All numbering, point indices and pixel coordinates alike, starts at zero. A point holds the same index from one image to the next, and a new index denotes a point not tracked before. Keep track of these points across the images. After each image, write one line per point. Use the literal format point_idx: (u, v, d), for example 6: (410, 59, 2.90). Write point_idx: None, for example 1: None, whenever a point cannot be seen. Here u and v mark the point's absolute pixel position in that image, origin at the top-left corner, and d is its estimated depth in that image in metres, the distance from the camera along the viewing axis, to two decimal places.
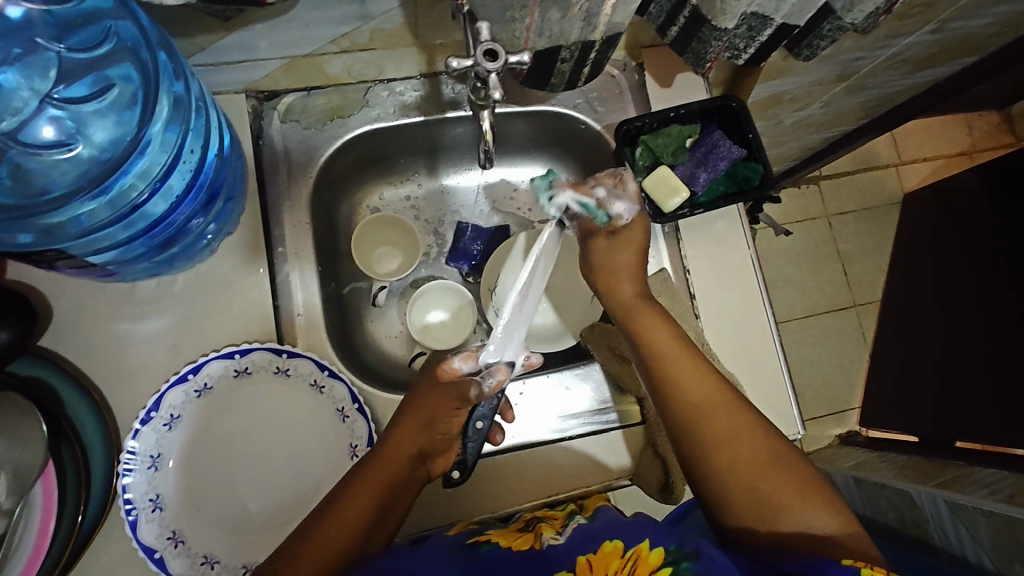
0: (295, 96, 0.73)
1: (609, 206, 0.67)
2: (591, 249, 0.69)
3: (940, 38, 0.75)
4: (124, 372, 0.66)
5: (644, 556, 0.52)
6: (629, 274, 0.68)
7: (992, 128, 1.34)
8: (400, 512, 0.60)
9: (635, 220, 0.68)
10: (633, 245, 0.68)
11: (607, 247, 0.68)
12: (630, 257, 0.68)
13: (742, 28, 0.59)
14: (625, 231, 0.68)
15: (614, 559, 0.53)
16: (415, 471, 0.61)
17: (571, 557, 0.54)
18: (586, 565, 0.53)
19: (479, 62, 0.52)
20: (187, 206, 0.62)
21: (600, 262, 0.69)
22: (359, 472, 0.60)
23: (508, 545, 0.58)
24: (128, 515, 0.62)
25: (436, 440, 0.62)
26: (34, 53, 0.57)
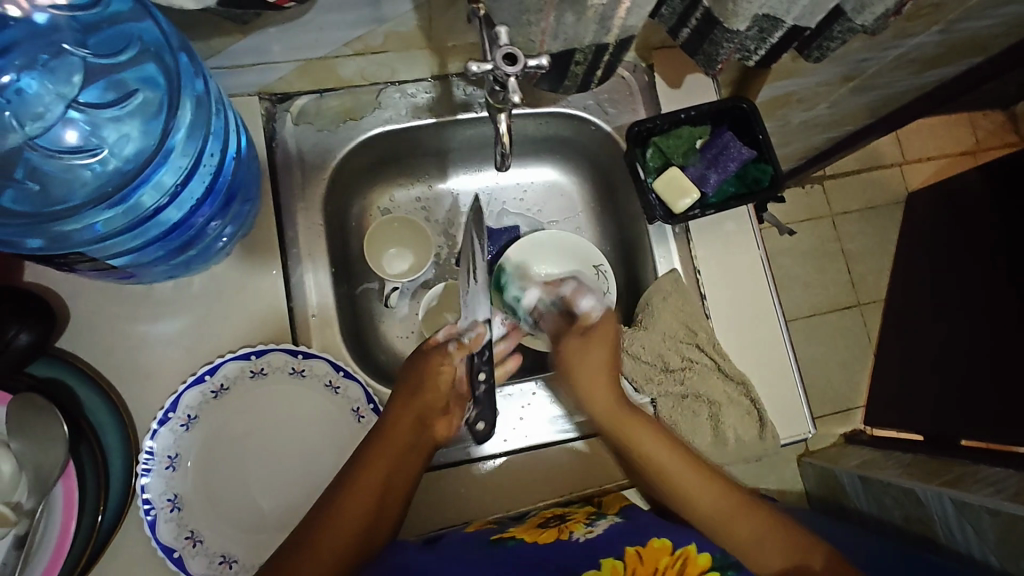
0: (309, 97, 0.74)
1: (578, 301, 0.73)
2: (565, 354, 0.71)
3: (948, 38, 0.75)
4: (141, 373, 0.67)
5: (692, 558, 0.61)
6: (605, 379, 0.69)
7: (996, 127, 1.34)
8: (408, 492, 0.63)
9: (603, 317, 0.71)
10: (605, 341, 0.70)
11: (585, 354, 0.70)
12: (606, 361, 0.70)
13: (754, 30, 0.60)
14: (597, 327, 0.70)
15: (662, 556, 0.61)
16: (416, 441, 0.64)
17: (621, 547, 0.61)
18: (636, 557, 0.60)
19: (498, 66, 0.53)
20: (205, 210, 0.63)
21: (581, 373, 0.69)
22: (360, 461, 0.61)
23: (535, 540, 0.63)
24: (147, 514, 0.63)
25: (429, 403, 0.66)
26: (58, 57, 0.58)
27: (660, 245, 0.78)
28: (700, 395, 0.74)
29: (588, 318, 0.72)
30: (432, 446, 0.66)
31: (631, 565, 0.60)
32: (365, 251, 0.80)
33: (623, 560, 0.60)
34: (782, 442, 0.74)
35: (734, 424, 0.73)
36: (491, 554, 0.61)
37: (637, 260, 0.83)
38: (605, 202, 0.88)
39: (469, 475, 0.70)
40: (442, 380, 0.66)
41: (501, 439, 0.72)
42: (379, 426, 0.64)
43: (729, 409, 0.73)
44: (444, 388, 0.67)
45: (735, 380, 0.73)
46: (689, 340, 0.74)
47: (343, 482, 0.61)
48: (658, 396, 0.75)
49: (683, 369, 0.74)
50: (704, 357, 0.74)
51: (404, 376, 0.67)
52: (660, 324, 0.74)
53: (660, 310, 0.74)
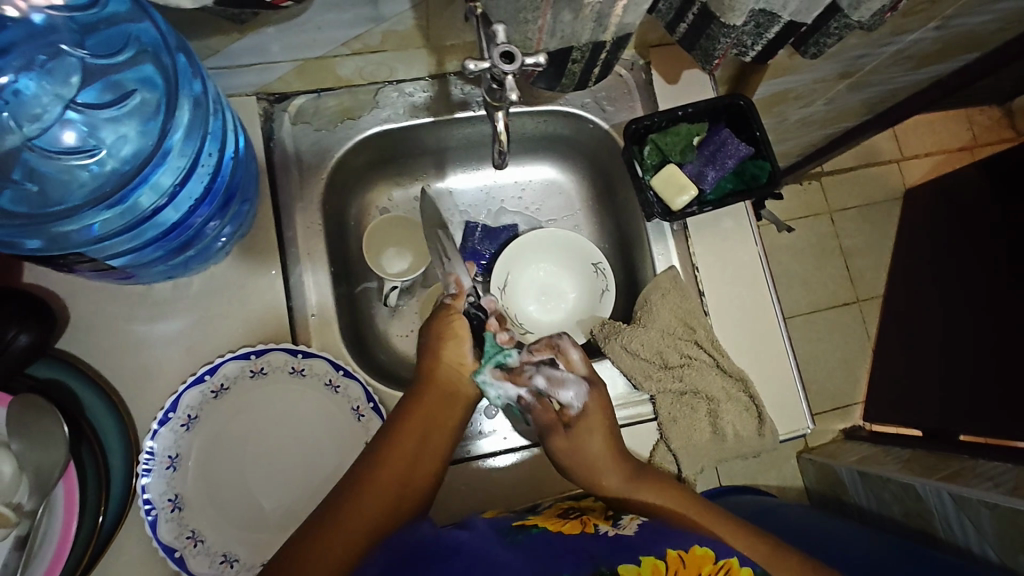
0: (307, 97, 0.74)
1: (556, 394, 0.69)
2: (557, 454, 0.66)
3: (943, 34, 0.76)
4: (140, 373, 0.67)
5: (736, 569, 0.54)
6: (606, 462, 0.65)
7: (993, 123, 1.35)
8: (439, 465, 0.64)
9: (586, 407, 0.67)
10: (601, 425, 0.66)
11: (586, 438, 0.66)
12: (604, 448, 0.65)
13: (750, 24, 0.60)
14: (582, 419, 0.67)
15: (707, 562, 0.55)
16: (446, 400, 0.67)
17: (662, 547, 0.55)
18: (679, 560, 0.54)
19: (494, 64, 0.53)
20: (204, 210, 0.63)
21: (578, 455, 0.65)
22: (393, 428, 0.63)
23: (558, 530, 0.59)
24: (148, 514, 0.63)
25: (454, 361, 0.70)
26: (56, 59, 0.58)
27: (658, 243, 0.78)
28: (699, 391, 0.74)
29: (572, 411, 0.68)
30: (465, 413, 0.68)
31: (674, 569, 0.54)
32: (364, 252, 0.80)
33: (665, 560, 0.54)
34: (781, 438, 0.74)
35: (733, 419, 0.73)
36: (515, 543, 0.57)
37: (635, 255, 0.83)
38: (602, 199, 0.88)
39: (470, 472, 0.71)
40: (460, 329, 0.71)
41: (501, 436, 0.73)
42: (412, 391, 0.67)
43: (729, 406, 0.73)
44: (465, 340, 0.71)
45: (733, 376, 0.74)
46: (687, 336, 0.75)
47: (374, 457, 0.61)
48: (657, 392, 0.74)
49: (682, 366, 0.75)
50: (702, 353, 0.74)
51: (425, 340, 0.72)
52: (657, 320, 0.75)
53: (658, 305, 0.75)
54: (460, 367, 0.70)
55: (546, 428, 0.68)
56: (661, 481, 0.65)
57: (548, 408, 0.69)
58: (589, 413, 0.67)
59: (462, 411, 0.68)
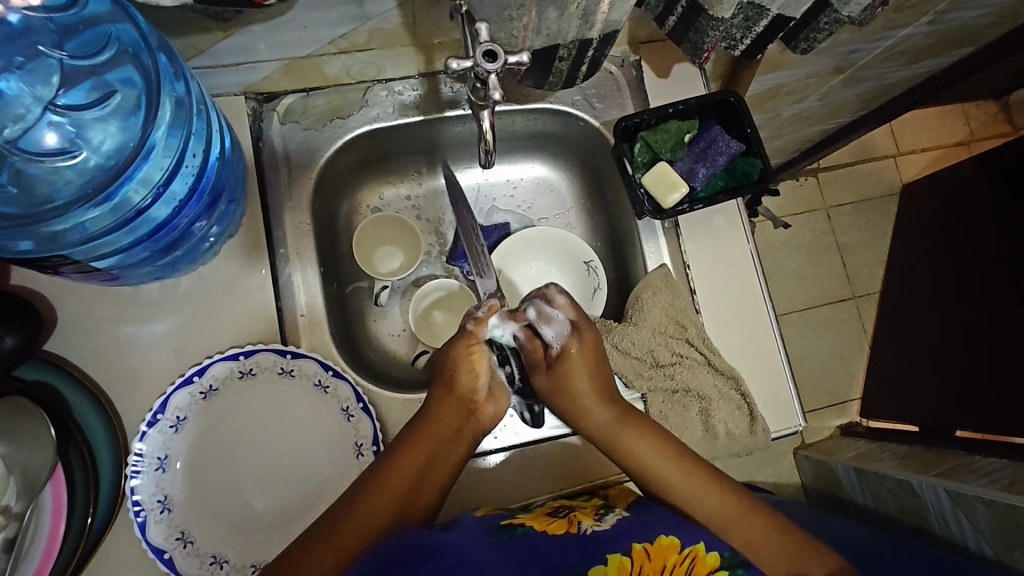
0: (295, 97, 0.74)
1: (540, 329, 0.71)
2: (543, 389, 0.71)
3: (937, 29, 0.75)
4: (129, 375, 0.67)
5: (702, 556, 0.55)
6: (591, 399, 0.68)
7: (989, 117, 1.34)
8: (442, 485, 0.64)
9: (566, 348, 0.70)
10: (583, 361, 0.69)
11: (568, 376, 0.69)
12: (586, 385, 0.69)
13: (739, 18, 0.59)
14: (562, 359, 0.70)
15: (672, 552, 0.55)
16: (458, 425, 0.67)
17: (627, 542, 0.56)
18: (644, 553, 0.55)
19: (479, 63, 0.53)
20: (190, 210, 0.63)
21: (560, 391, 0.69)
22: (400, 447, 0.63)
23: (545, 530, 0.60)
24: (137, 516, 0.63)
25: (469, 388, 0.69)
26: (35, 59, 0.58)
27: (649, 241, 0.78)
28: (690, 389, 0.74)
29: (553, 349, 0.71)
30: (472, 441, 0.68)
31: (639, 562, 0.54)
32: (355, 252, 0.80)
33: (630, 555, 0.55)
34: (774, 435, 0.73)
35: (725, 417, 0.73)
36: (500, 544, 0.58)
37: (627, 253, 0.82)
38: (594, 198, 0.87)
39: (463, 471, 0.71)
40: (479, 364, 0.69)
41: (492, 436, 0.72)
42: (422, 414, 0.67)
43: (720, 404, 0.73)
44: (482, 374, 0.70)
45: (726, 374, 0.73)
46: (678, 335, 0.74)
47: (378, 472, 0.62)
48: (648, 390, 0.74)
49: (673, 364, 0.74)
50: (694, 351, 0.74)
51: (440, 367, 0.70)
52: (649, 318, 0.74)
53: (650, 304, 0.74)
54: (475, 397, 0.69)
55: (532, 364, 0.73)
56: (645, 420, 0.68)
57: (536, 346, 0.72)
58: (567, 356, 0.69)
59: (471, 435, 0.68)
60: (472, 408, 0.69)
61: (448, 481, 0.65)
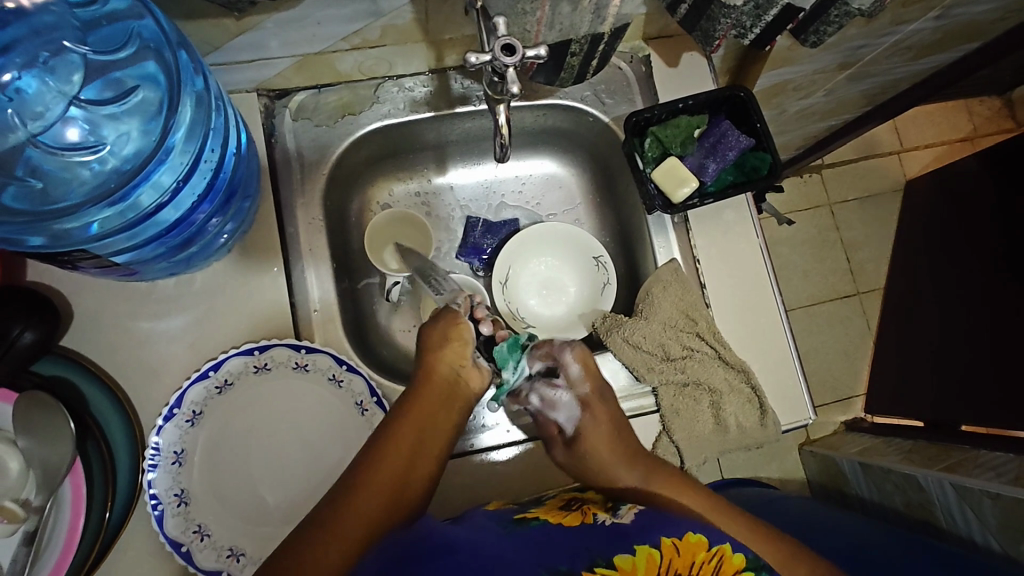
0: (306, 93, 0.74)
1: (549, 413, 0.73)
2: (565, 469, 0.70)
3: (944, 24, 0.75)
4: (144, 370, 0.67)
5: (729, 556, 0.55)
6: (618, 463, 0.68)
7: (993, 113, 1.34)
8: (437, 462, 0.65)
9: (582, 426, 0.70)
10: (603, 430, 0.70)
11: (592, 447, 0.69)
12: (608, 451, 0.69)
13: (750, 6, 0.58)
14: (581, 437, 0.69)
15: (700, 549, 0.55)
16: (446, 399, 0.68)
17: (656, 536, 0.56)
18: (673, 548, 0.55)
19: (495, 57, 0.53)
20: (205, 207, 0.63)
21: (585, 462, 0.68)
22: (392, 427, 0.64)
23: (559, 522, 0.60)
24: (155, 509, 0.63)
25: (455, 362, 0.70)
26: (58, 55, 0.58)
27: (659, 235, 0.78)
28: (701, 383, 0.74)
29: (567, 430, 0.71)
30: (461, 414, 0.69)
31: (668, 556, 0.54)
32: (367, 248, 0.80)
33: (659, 548, 0.54)
34: (784, 428, 0.74)
35: (735, 411, 0.74)
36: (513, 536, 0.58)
37: (637, 249, 0.83)
38: (602, 193, 0.88)
39: (475, 465, 0.71)
40: (465, 331, 0.72)
41: (505, 430, 0.73)
42: (410, 392, 0.68)
43: (731, 398, 0.74)
44: (470, 344, 0.72)
45: (736, 368, 0.74)
46: (689, 328, 0.75)
47: (371, 456, 0.62)
48: (660, 384, 0.74)
49: (684, 358, 0.75)
50: (705, 346, 0.74)
51: (422, 343, 0.72)
52: (659, 312, 0.75)
53: (660, 298, 0.75)
54: (461, 368, 0.70)
55: (547, 440, 0.72)
56: (665, 471, 0.68)
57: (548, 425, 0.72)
58: (584, 433, 0.69)
59: (459, 408, 0.69)
60: (458, 380, 0.70)
61: (443, 457, 0.66)
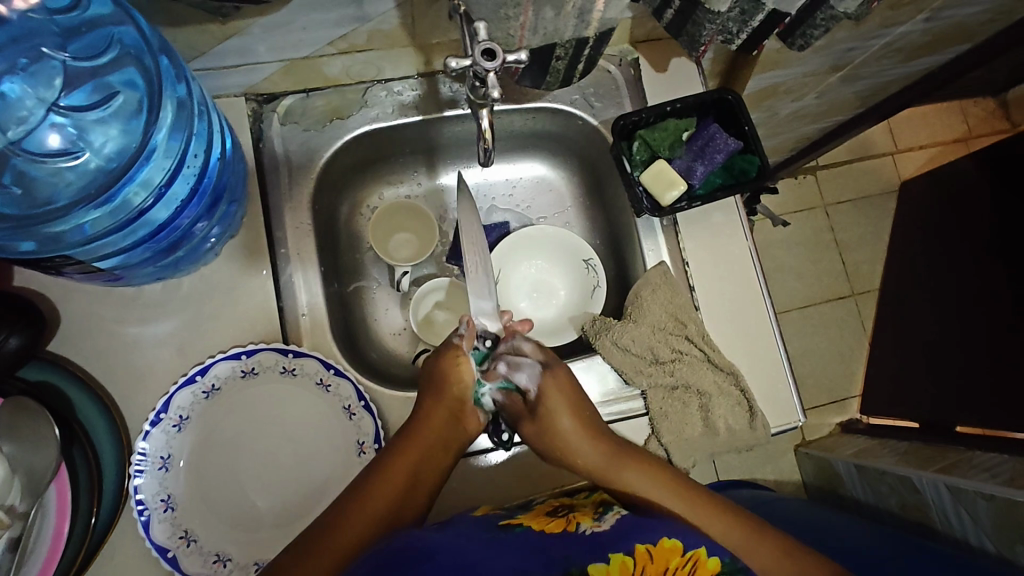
0: (295, 97, 0.75)
1: (513, 378, 0.68)
2: (533, 442, 0.67)
3: (933, 26, 0.75)
4: (131, 376, 0.67)
5: (703, 561, 0.55)
6: (584, 435, 0.66)
7: (987, 114, 1.34)
8: (432, 487, 0.65)
9: (542, 389, 0.67)
10: (565, 400, 0.67)
11: (553, 419, 0.66)
12: (574, 423, 0.66)
13: (735, 11, 0.59)
14: (542, 404, 0.66)
15: (674, 555, 0.55)
16: (446, 436, 0.66)
17: (630, 542, 0.55)
18: (647, 555, 0.55)
19: (477, 62, 0.53)
20: (191, 210, 0.63)
21: (546, 435, 0.66)
22: (385, 461, 0.63)
23: (542, 529, 0.60)
24: (141, 515, 0.63)
25: (457, 397, 0.67)
26: (39, 62, 0.58)
27: (649, 238, 0.78)
28: (690, 386, 0.74)
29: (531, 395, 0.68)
30: (461, 445, 0.67)
31: (641, 563, 0.54)
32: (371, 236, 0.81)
33: (633, 555, 0.54)
34: (774, 431, 0.74)
35: (724, 413, 0.73)
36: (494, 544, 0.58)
37: (628, 251, 0.82)
38: (591, 196, 0.88)
39: (464, 469, 0.71)
40: (465, 373, 0.67)
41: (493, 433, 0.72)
42: (415, 418, 0.66)
43: (720, 400, 0.74)
44: (470, 385, 0.67)
45: (725, 370, 0.74)
46: (678, 331, 0.75)
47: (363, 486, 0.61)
48: (649, 387, 0.74)
49: (673, 361, 0.75)
50: (693, 348, 0.74)
51: (428, 373, 0.69)
52: (648, 315, 0.75)
53: (649, 301, 0.75)
54: (463, 406, 0.67)
55: (516, 418, 0.69)
56: (642, 455, 0.66)
57: (515, 399, 0.69)
58: (545, 392, 0.67)
59: (456, 445, 0.67)
60: (459, 418, 0.67)
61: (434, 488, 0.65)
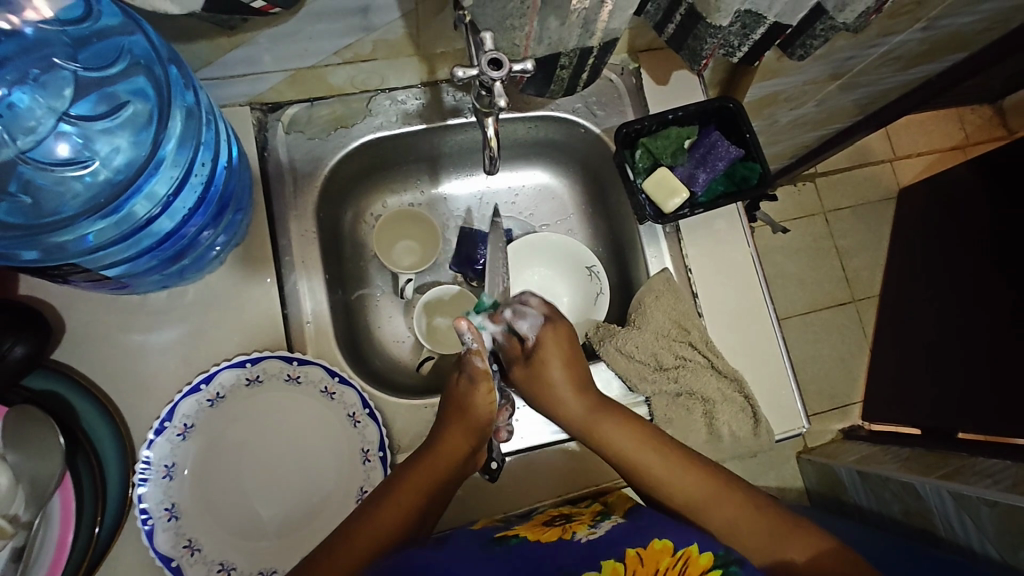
0: (300, 107, 0.75)
1: (515, 325, 0.68)
2: (521, 385, 0.69)
3: (931, 35, 0.76)
4: (136, 384, 0.67)
5: (695, 558, 0.54)
6: (569, 387, 0.67)
7: (984, 122, 1.35)
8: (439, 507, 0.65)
9: (541, 338, 0.68)
10: (557, 352, 0.67)
11: (544, 365, 0.67)
12: (562, 373, 0.67)
13: (737, 25, 0.60)
14: (538, 351, 0.67)
15: (665, 555, 0.55)
16: (460, 464, 0.65)
17: (620, 549, 0.56)
18: (637, 558, 0.55)
19: (483, 71, 0.54)
20: (197, 220, 0.63)
21: (536, 383, 0.67)
22: (398, 480, 0.63)
23: (538, 538, 0.61)
24: (145, 524, 0.63)
25: (480, 424, 0.65)
26: (49, 72, 0.58)
27: (651, 245, 0.79)
28: (694, 392, 0.74)
29: (528, 342, 0.68)
30: (466, 475, 0.67)
31: (632, 567, 0.54)
32: (374, 244, 0.82)
33: (624, 561, 0.54)
34: (778, 437, 0.74)
35: (729, 420, 0.74)
36: (492, 555, 0.58)
37: (629, 258, 0.83)
38: (595, 204, 0.88)
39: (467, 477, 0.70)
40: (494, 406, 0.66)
41: None
42: (434, 439, 0.65)
43: (724, 406, 0.74)
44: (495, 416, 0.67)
45: (729, 377, 0.74)
46: (681, 338, 0.75)
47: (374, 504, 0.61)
48: (652, 394, 0.74)
49: (676, 367, 0.75)
50: (697, 354, 0.75)
51: (453, 396, 0.67)
52: (651, 322, 0.75)
53: (652, 308, 0.75)
54: (484, 435, 0.66)
55: (509, 360, 0.70)
56: (622, 411, 0.68)
57: (514, 344, 0.69)
58: (544, 343, 0.67)
59: (466, 471, 0.66)
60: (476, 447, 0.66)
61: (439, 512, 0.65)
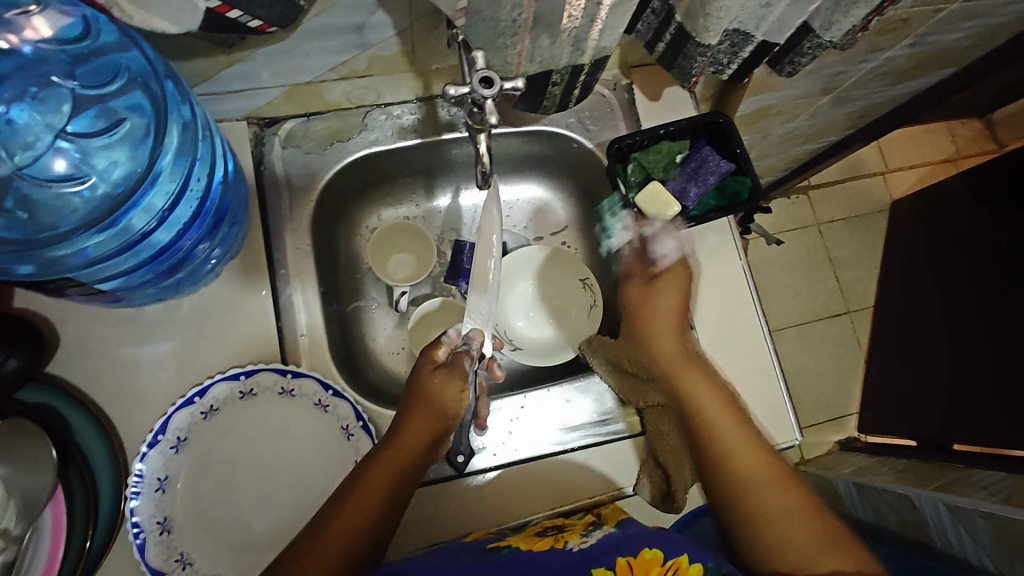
0: (295, 121, 0.76)
1: (653, 247, 0.73)
2: (628, 298, 0.73)
3: (918, 51, 0.78)
4: (129, 398, 0.68)
5: (685, 567, 0.56)
6: (673, 323, 0.70)
7: (975, 134, 1.37)
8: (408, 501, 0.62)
9: (671, 266, 0.71)
10: (675, 284, 0.71)
11: (659, 291, 0.71)
12: (672, 307, 0.70)
13: (726, 44, 0.60)
14: (663, 273, 0.71)
15: (655, 564, 0.57)
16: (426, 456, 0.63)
17: (611, 557, 0.57)
18: (627, 567, 0.57)
19: (475, 89, 0.55)
20: (192, 233, 0.64)
21: (643, 310, 0.70)
22: (362, 472, 0.61)
23: (530, 548, 0.61)
24: (137, 537, 0.63)
25: (444, 414, 0.65)
26: (47, 89, 0.60)
27: None
28: None
29: (660, 263, 0.72)
30: (429, 463, 0.65)
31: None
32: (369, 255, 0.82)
33: (614, 569, 0.56)
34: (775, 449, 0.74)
35: None
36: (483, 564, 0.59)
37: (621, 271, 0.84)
38: (589, 217, 0.89)
39: (460, 489, 0.70)
40: (462, 398, 0.66)
41: (491, 453, 0.72)
42: (398, 430, 0.64)
43: None
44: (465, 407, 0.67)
45: None
46: None
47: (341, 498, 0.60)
48: (647, 408, 0.73)
49: None
50: None
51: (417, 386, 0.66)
52: None
53: None
54: (447, 426, 0.65)
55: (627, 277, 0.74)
56: (709, 372, 0.67)
57: (639, 262, 0.74)
58: (671, 270, 0.71)
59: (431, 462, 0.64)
60: (439, 437, 0.65)
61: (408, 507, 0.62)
